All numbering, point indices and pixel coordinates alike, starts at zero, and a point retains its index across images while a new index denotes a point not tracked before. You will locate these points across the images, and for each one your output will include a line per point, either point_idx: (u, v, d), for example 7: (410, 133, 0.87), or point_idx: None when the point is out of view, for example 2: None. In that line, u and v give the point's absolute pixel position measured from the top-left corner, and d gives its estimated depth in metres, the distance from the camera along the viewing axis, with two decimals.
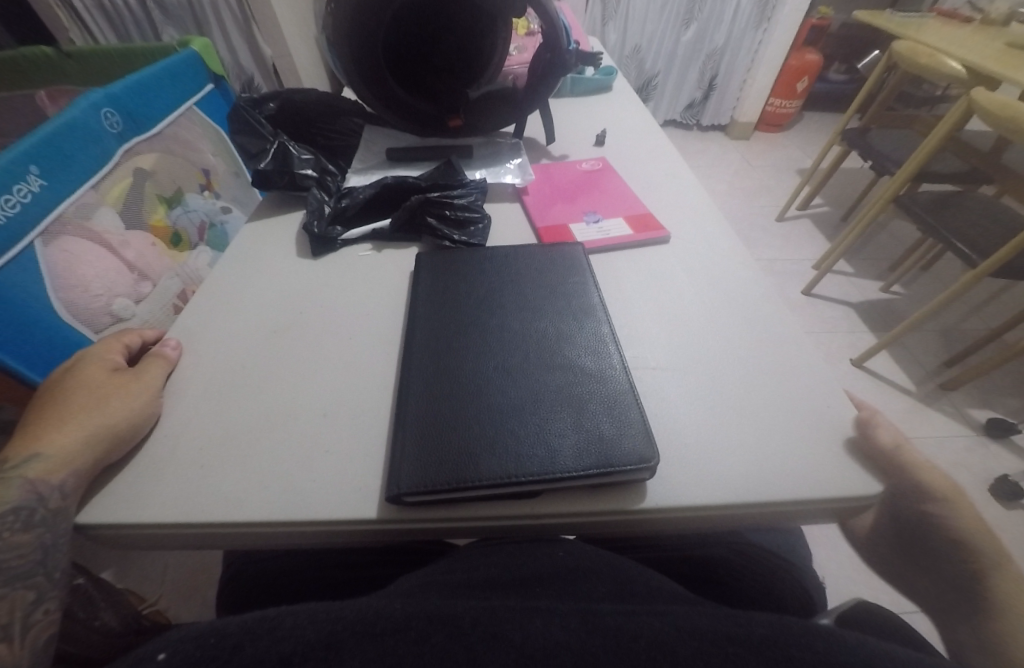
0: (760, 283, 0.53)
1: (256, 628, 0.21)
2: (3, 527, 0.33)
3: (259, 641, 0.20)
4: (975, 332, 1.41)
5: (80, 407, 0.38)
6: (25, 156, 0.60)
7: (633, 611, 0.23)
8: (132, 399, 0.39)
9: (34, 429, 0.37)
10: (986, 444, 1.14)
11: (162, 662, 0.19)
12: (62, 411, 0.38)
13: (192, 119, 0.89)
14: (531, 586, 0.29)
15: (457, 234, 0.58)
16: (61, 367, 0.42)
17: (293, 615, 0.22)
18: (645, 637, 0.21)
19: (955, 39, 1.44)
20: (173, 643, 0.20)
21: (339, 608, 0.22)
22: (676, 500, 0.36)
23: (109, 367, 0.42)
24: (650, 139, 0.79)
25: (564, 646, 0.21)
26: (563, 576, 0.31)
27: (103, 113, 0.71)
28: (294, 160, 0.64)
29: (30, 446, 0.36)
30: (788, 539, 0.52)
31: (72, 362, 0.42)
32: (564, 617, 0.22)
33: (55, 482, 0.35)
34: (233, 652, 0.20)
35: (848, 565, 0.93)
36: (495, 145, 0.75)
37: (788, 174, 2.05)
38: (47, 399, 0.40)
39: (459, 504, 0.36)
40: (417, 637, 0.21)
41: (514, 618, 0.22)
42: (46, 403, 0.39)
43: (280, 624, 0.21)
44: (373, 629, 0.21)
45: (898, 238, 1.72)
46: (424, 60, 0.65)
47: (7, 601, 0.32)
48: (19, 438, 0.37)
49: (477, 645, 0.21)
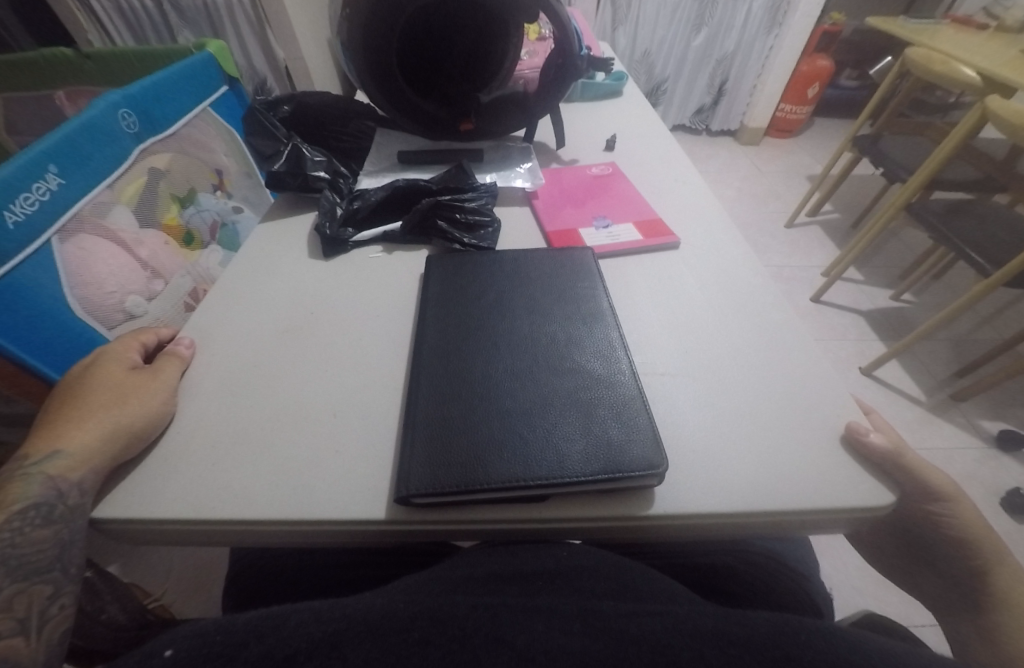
0: (771, 290, 0.52)
1: (262, 627, 0.21)
2: (24, 523, 0.34)
3: (264, 639, 0.21)
4: (988, 342, 1.39)
5: (98, 404, 0.39)
6: (43, 156, 0.61)
7: (635, 614, 0.23)
8: (149, 397, 0.40)
9: (52, 425, 0.38)
10: (997, 456, 1.13)
11: (169, 658, 0.19)
12: (81, 408, 0.38)
13: (206, 120, 0.90)
14: (535, 584, 0.29)
15: (466, 237, 0.59)
16: (80, 364, 0.43)
17: (298, 613, 0.22)
18: (646, 641, 0.21)
19: (969, 46, 1.43)
20: (180, 639, 0.20)
21: (343, 608, 0.22)
22: (683, 506, 0.36)
23: (127, 365, 0.43)
24: (660, 143, 0.79)
25: (566, 649, 0.21)
26: (568, 576, 0.31)
27: (120, 114, 0.72)
28: (306, 162, 0.64)
29: (49, 442, 0.37)
30: (794, 547, 0.52)
31: (90, 359, 0.43)
32: (565, 621, 0.23)
33: (74, 478, 0.35)
34: (239, 648, 0.20)
35: (855, 577, 0.92)
36: (505, 149, 0.75)
37: (798, 180, 2.03)
38: (66, 395, 0.40)
39: (466, 506, 0.36)
40: (420, 638, 0.21)
41: (516, 620, 0.22)
42: (64, 399, 0.40)
43: (285, 622, 0.21)
44: (376, 629, 0.21)
45: (909, 246, 1.71)
46: (436, 64, 0.66)
47: (25, 596, 0.33)
48: (39, 433, 0.38)
49: (479, 646, 0.21)
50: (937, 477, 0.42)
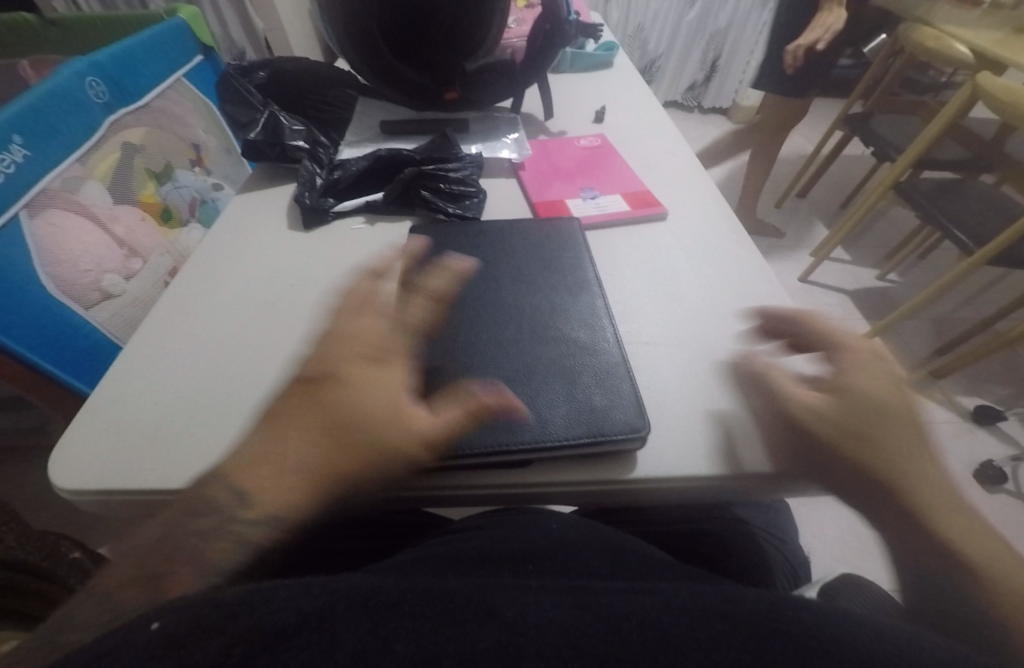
0: (757, 261, 0.52)
1: (251, 598, 0.19)
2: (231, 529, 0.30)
3: (253, 611, 0.19)
4: (968, 321, 1.41)
5: (339, 469, 0.32)
6: (8, 126, 0.58)
7: (626, 591, 0.23)
8: (364, 409, 0.34)
9: (278, 438, 0.33)
10: (972, 431, 1.16)
11: (156, 630, 0.18)
12: (317, 455, 0.32)
13: (181, 92, 0.85)
14: (525, 567, 0.29)
15: (451, 206, 0.58)
16: (350, 364, 0.35)
17: (288, 586, 0.20)
18: (636, 616, 0.21)
19: (962, 21, 1.42)
20: (168, 611, 0.19)
21: (335, 581, 0.21)
22: (663, 470, 0.36)
23: (357, 368, 0.35)
24: (650, 115, 0.77)
25: (557, 620, 0.21)
26: (556, 556, 0.31)
27: (88, 82, 0.68)
28: (284, 131, 0.62)
29: (266, 482, 0.31)
30: (771, 514, 0.53)
31: (371, 368, 0.35)
32: (556, 596, 0.22)
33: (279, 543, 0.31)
34: (229, 621, 0.18)
35: (834, 545, 0.95)
36: (491, 120, 0.74)
37: (789, 160, 2.02)
38: (318, 408, 0.33)
39: (451, 472, 0.36)
40: (412, 612, 0.20)
41: (507, 596, 0.22)
42: (319, 418, 0.33)
43: (276, 595, 0.20)
44: (369, 603, 0.20)
45: (895, 226, 1.72)
46: (419, 31, 0.63)
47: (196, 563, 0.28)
48: (260, 446, 0.33)
49: (473, 621, 0.20)
50: (888, 377, 0.34)
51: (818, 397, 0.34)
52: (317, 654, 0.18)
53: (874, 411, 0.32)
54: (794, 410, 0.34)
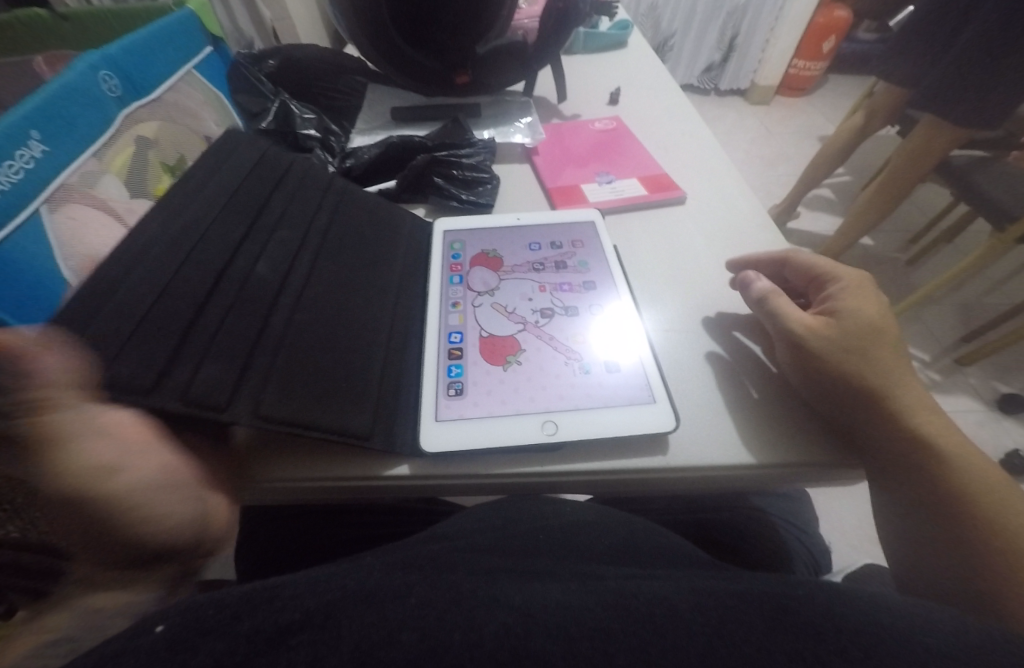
0: (780, 247, 0.51)
1: (255, 598, 0.19)
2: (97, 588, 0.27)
3: (258, 610, 0.19)
4: (996, 307, 1.36)
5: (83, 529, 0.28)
6: (25, 119, 0.51)
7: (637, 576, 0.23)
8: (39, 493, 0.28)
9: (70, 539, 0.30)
10: (998, 420, 1.13)
11: (159, 635, 0.18)
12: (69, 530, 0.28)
13: (191, 84, 0.79)
14: (535, 547, 0.29)
15: (464, 193, 0.58)
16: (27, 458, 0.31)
17: (292, 584, 0.20)
18: (644, 594, 0.21)
19: None
20: (172, 615, 0.19)
21: (338, 579, 0.21)
22: (691, 458, 0.36)
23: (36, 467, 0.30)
24: (668, 96, 0.75)
25: (564, 601, 0.21)
26: (568, 535, 0.31)
27: (101, 75, 0.63)
28: (296, 119, 0.63)
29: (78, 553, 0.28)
30: (790, 503, 0.54)
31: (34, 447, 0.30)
32: (564, 582, 0.22)
33: (338, 492, 0.37)
34: (232, 623, 0.18)
35: (851, 534, 0.96)
36: (504, 104, 0.72)
37: (809, 142, 1.97)
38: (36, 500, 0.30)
39: (478, 460, 0.37)
40: (418, 603, 0.20)
41: (513, 584, 0.22)
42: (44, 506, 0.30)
43: (279, 594, 0.20)
44: (373, 597, 0.20)
45: (920, 208, 1.67)
46: (425, 13, 0.60)
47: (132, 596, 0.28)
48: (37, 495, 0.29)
49: (479, 605, 0.20)
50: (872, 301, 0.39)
51: (818, 321, 0.39)
52: (323, 648, 0.18)
53: (862, 328, 0.37)
54: (797, 330, 0.39)
